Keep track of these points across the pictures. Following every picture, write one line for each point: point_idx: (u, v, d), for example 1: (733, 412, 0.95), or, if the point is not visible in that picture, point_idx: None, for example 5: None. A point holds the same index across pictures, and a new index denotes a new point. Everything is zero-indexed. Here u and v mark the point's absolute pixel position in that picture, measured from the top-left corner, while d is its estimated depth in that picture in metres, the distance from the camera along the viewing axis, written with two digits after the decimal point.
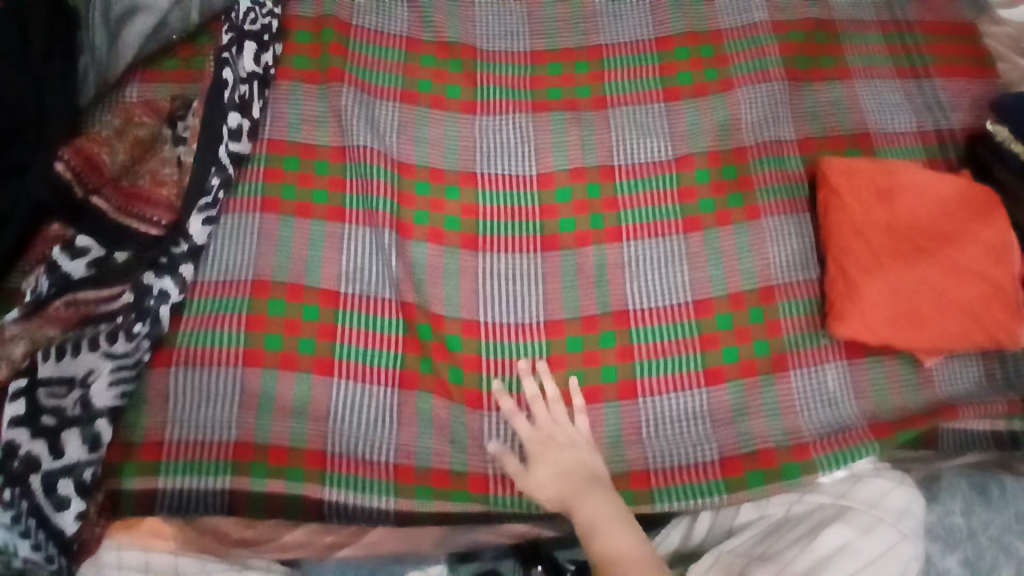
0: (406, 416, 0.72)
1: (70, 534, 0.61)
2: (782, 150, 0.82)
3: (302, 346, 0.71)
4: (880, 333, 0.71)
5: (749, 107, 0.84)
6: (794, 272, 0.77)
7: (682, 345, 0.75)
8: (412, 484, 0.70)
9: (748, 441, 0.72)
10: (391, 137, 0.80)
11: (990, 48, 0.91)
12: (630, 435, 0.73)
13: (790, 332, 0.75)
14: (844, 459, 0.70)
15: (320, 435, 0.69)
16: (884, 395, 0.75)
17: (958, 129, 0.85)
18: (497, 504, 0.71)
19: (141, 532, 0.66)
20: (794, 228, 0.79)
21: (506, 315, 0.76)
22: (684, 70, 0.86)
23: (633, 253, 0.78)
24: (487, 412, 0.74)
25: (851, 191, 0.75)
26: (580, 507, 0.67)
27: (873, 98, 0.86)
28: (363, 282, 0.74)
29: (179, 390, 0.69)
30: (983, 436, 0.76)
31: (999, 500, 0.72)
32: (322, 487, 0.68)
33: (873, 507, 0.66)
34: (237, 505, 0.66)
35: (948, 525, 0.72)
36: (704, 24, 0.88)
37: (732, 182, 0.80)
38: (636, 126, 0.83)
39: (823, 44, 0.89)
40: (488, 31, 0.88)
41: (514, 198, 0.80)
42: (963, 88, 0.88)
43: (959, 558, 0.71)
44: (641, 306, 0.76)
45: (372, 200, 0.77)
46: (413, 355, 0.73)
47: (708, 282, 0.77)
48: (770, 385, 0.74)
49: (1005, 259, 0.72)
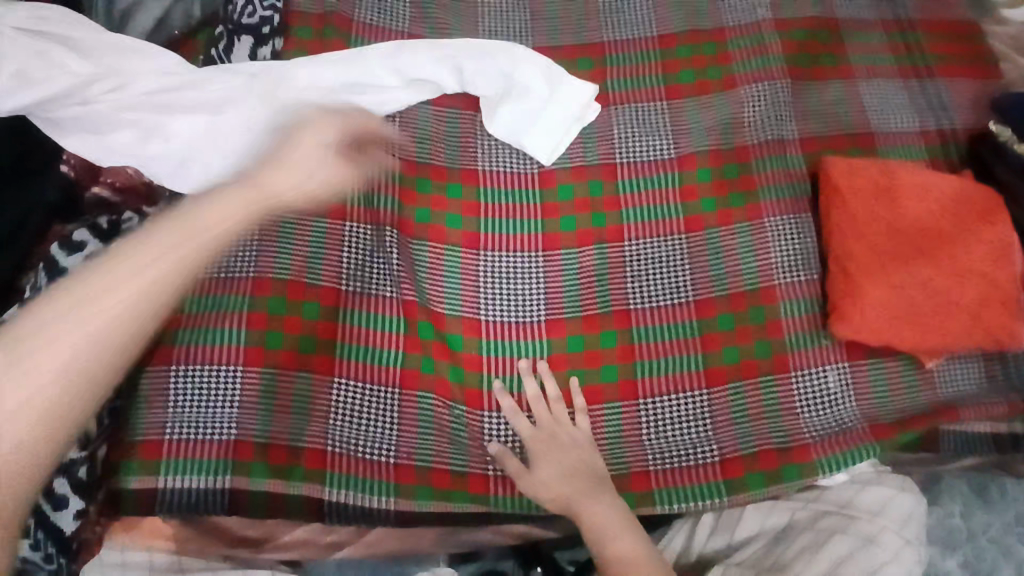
0: (407, 415, 0.71)
1: (70, 533, 0.61)
2: (784, 149, 0.82)
3: (303, 344, 0.71)
4: (882, 334, 0.71)
5: (751, 106, 0.83)
6: (796, 273, 0.77)
7: (682, 345, 0.75)
8: (412, 484, 0.70)
9: (749, 442, 0.72)
10: (393, 135, 0.80)
11: (992, 47, 0.91)
12: (630, 436, 0.73)
13: (791, 332, 0.75)
14: (844, 461, 0.71)
15: (320, 434, 0.69)
16: (885, 396, 0.74)
17: (961, 128, 0.85)
18: (497, 505, 0.71)
19: (142, 532, 0.67)
20: (796, 228, 0.78)
21: (507, 314, 0.76)
22: (686, 68, 0.86)
23: (634, 252, 0.78)
24: (487, 411, 0.74)
25: (852, 191, 0.75)
26: (588, 512, 0.66)
27: (875, 97, 0.86)
28: (363, 280, 0.74)
29: (179, 388, 0.68)
30: (983, 436, 0.76)
31: (999, 503, 0.74)
32: (322, 486, 0.68)
33: (877, 516, 0.66)
34: (237, 504, 0.66)
35: (949, 527, 0.74)
36: (706, 22, 0.88)
37: (733, 181, 0.80)
38: (637, 124, 0.83)
39: (826, 43, 0.88)
40: (489, 28, 0.88)
41: (515, 196, 0.80)
42: (965, 87, 0.87)
43: (959, 560, 0.72)
44: (642, 305, 0.76)
45: (373, 199, 0.76)
46: (413, 354, 0.73)
47: (709, 282, 0.77)
48: (771, 386, 0.74)
49: (1005, 259, 0.72)
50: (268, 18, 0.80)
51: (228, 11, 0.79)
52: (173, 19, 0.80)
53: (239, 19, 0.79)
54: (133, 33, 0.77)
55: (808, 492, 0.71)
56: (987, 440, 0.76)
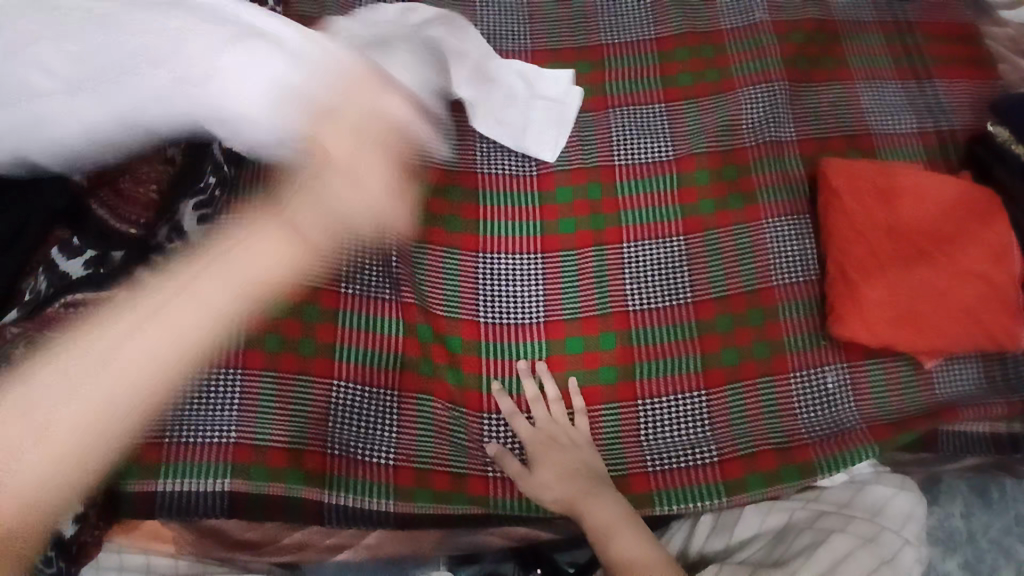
0: (407, 418, 0.71)
1: (69, 536, 0.60)
2: (782, 151, 0.82)
3: (302, 347, 0.71)
4: (883, 335, 0.71)
5: (750, 107, 0.83)
6: (794, 273, 0.77)
7: (681, 346, 0.75)
8: (412, 486, 0.70)
9: (748, 442, 0.72)
10: None
11: (991, 48, 0.91)
12: (629, 437, 0.73)
13: (790, 333, 0.75)
14: (844, 462, 0.71)
15: (319, 437, 0.70)
16: (884, 396, 0.74)
17: (959, 129, 0.85)
18: (497, 507, 0.71)
19: (141, 533, 0.68)
20: (794, 229, 0.79)
21: (506, 315, 0.76)
22: (684, 70, 0.86)
23: (633, 254, 0.78)
24: (487, 413, 0.74)
25: (851, 191, 0.75)
26: (588, 512, 0.66)
27: (874, 99, 0.86)
28: (363, 282, 0.74)
29: (179, 391, 0.69)
30: (982, 438, 0.75)
31: (998, 503, 0.80)
32: (322, 489, 0.68)
33: (877, 516, 0.65)
34: (237, 506, 0.66)
35: (949, 527, 0.79)
36: (705, 24, 0.88)
37: (732, 182, 0.80)
38: (636, 127, 0.83)
39: (825, 45, 0.88)
40: (488, 31, 0.88)
41: (514, 198, 0.80)
42: (964, 88, 0.88)
43: (959, 561, 0.78)
44: (641, 306, 0.76)
45: None
46: (413, 356, 0.73)
47: (708, 282, 0.77)
48: (770, 386, 0.74)
49: (1004, 260, 0.71)
50: None
51: None
52: None
53: None
54: None
55: (809, 492, 0.71)
56: (985, 440, 0.74)
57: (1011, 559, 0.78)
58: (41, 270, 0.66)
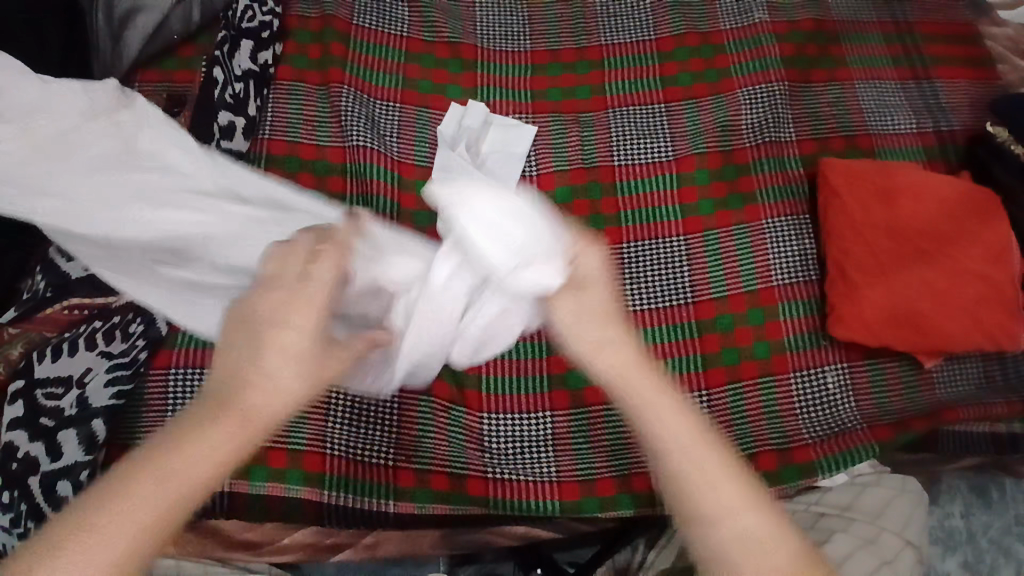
0: (407, 418, 0.72)
1: None
2: (782, 150, 0.82)
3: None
4: (881, 333, 0.71)
5: (750, 107, 0.83)
6: (794, 274, 0.77)
7: (682, 346, 0.75)
8: (411, 485, 0.70)
9: (748, 441, 0.73)
10: (391, 138, 0.80)
11: (991, 49, 0.91)
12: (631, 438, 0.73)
13: (790, 333, 0.75)
14: (843, 463, 0.72)
15: (319, 436, 0.70)
16: (883, 397, 0.74)
17: (958, 129, 0.85)
18: (496, 507, 0.70)
19: None
20: (794, 229, 0.79)
21: None
22: (684, 70, 0.86)
23: (632, 255, 0.78)
24: (485, 414, 0.74)
25: (851, 191, 0.75)
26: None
27: (873, 99, 0.86)
28: None
29: (178, 390, 0.68)
30: (983, 438, 0.75)
31: (998, 503, 0.80)
32: (321, 489, 0.68)
33: (877, 519, 0.65)
34: (236, 506, 0.67)
35: (949, 527, 0.79)
36: (704, 24, 0.88)
37: (732, 182, 0.80)
38: (635, 127, 0.83)
39: (824, 44, 0.88)
40: (487, 31, 0.88)
41: None
42: (963, 89, 0.88)
43: (959, 561, 0.79)
44: (642, 306, 0.76)
45: (372, 200, 0.76)
46: None
47: (708, 282, 0.77)
48: (770, 386, 0.74)
49: (1004, 259, 0.71)
50: (268, 23, 0.80)
51: (228, 16, 0.79)
52: (172, 23, 0.80)
53: (239, 24, 0.79)
54: (134, 38, 0.78)
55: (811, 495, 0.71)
56: (985, 440, 0.75)
57: (1011, 559, 0.78)
58: (38, 271, 0.65)
